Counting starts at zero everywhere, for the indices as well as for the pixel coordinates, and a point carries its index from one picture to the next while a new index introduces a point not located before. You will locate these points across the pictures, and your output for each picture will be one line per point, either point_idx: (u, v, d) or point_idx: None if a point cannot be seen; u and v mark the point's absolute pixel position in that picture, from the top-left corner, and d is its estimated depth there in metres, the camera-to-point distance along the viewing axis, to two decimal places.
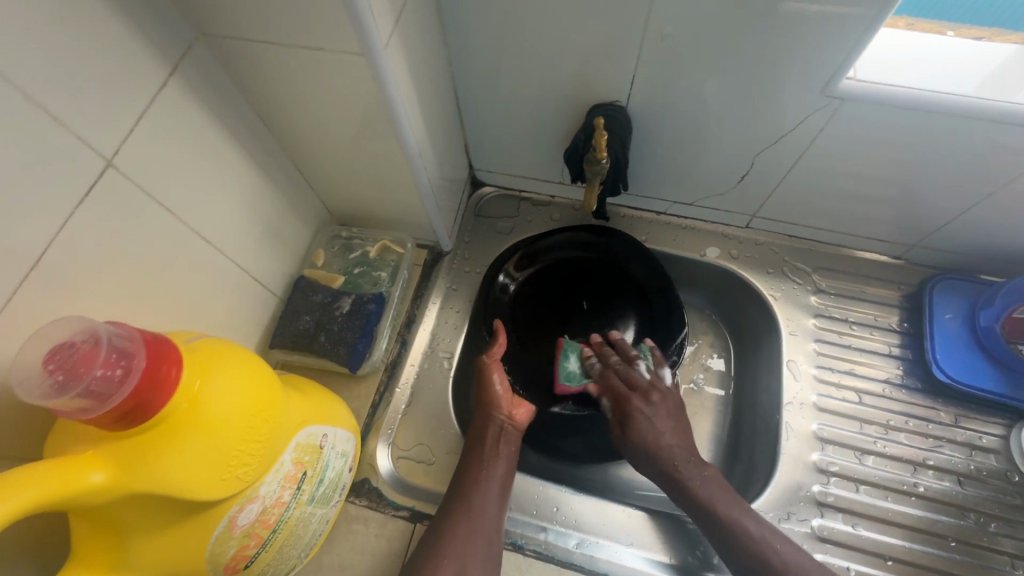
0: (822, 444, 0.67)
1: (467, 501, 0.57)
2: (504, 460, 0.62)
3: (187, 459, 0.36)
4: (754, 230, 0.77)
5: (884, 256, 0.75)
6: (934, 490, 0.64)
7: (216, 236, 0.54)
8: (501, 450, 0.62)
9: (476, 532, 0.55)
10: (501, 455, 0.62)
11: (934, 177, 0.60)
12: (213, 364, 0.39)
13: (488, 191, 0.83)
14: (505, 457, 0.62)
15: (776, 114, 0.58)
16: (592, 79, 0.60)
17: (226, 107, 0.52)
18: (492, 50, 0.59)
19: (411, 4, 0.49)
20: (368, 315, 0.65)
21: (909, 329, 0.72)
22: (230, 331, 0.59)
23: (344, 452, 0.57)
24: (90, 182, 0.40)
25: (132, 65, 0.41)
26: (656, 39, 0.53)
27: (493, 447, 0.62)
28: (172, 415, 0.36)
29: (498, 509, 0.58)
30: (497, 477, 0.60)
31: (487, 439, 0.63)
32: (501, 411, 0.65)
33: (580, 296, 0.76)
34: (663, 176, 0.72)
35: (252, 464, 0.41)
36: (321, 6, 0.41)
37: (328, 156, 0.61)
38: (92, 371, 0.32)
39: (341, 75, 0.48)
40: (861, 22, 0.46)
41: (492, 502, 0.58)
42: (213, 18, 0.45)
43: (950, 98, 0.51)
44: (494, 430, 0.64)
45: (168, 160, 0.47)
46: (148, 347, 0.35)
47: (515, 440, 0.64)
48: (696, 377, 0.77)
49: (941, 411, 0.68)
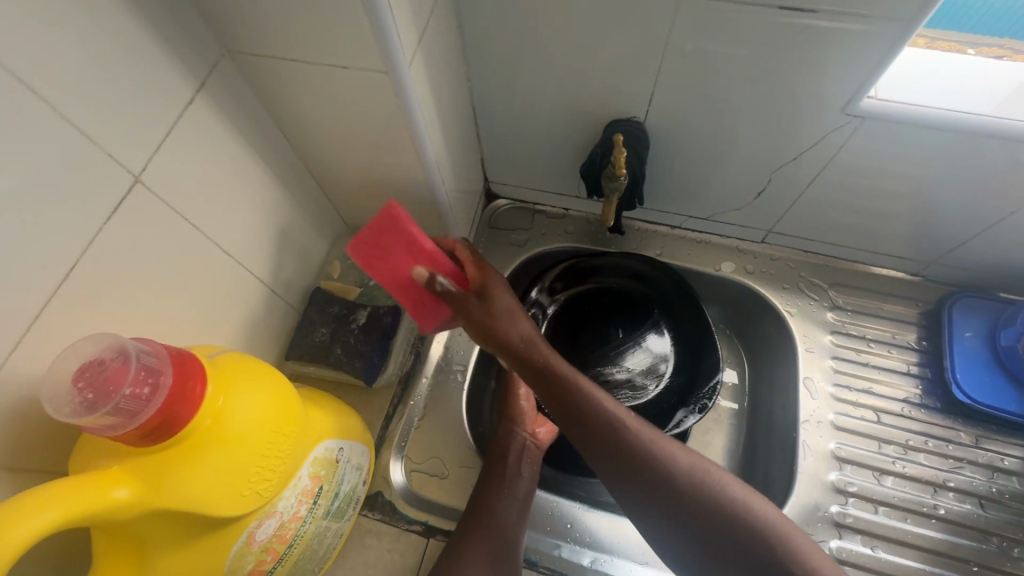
0: (840, 464, 0.66)
1: (487, 516, 0.58)
2: (526, 478, 0.63)
3: (209, 475, 0.36)
4: (770, 244, 0.76)
5: (901, 272, 0.74)
6: (954, 513, 0.63)
7: (236, 249, 0.55)
8: (523, 468, 0.64)
9: (495, 548, 0.56)
10: (524, 473, 0.63)
11: (955, 195, 0.60)
12: (237, 379, 0.39)
13: (502, 203, 0.83)
14: (527, 475, 0.63)
15: (795, 131, 0.58)
16: (611, 95, 0.60)
17: (249, 121, 0.52)
18: (511, 66, 0.60)
19: (434, 21, 0.49)
20: (384, 328, 0.65)
21: (927, 347, 0.71)
22: (248, 343, 0.59)
23: (359, 465, 0.57)
24: (119, 198, 0.41)
25: (162, 82, 0.42)
26: (676, 56, 0.53)
27: (515, 465, 0.64)
28: (196, 431, 0.36)
29: (518, 527, 0.59)
30: (518, 494, 0.61)
31: (511, 456, 0.64)
32: (525, 428, 0.67)
33: (615, 324, 0.76)
34: (679, 190, 0.72)
35: (272, 480, 0.41)
36: (348, 24, 0.42)
37: (347, 169, 0.61)
38: (121, 390, 0.32)
39: (364, 91, 0.48)
40: (885, 41, 0.46)
41: (512, 519, 0.59)
42: (241, 35, 0.45)
43: (972, 117, 0.51)
44: (517, 448, 0.65)
45: (193, 175, 0.47)
46: (174, 364, 0.35)
47: (535, 460, 0.66)
48: None
49: (961, 431, 0.67)
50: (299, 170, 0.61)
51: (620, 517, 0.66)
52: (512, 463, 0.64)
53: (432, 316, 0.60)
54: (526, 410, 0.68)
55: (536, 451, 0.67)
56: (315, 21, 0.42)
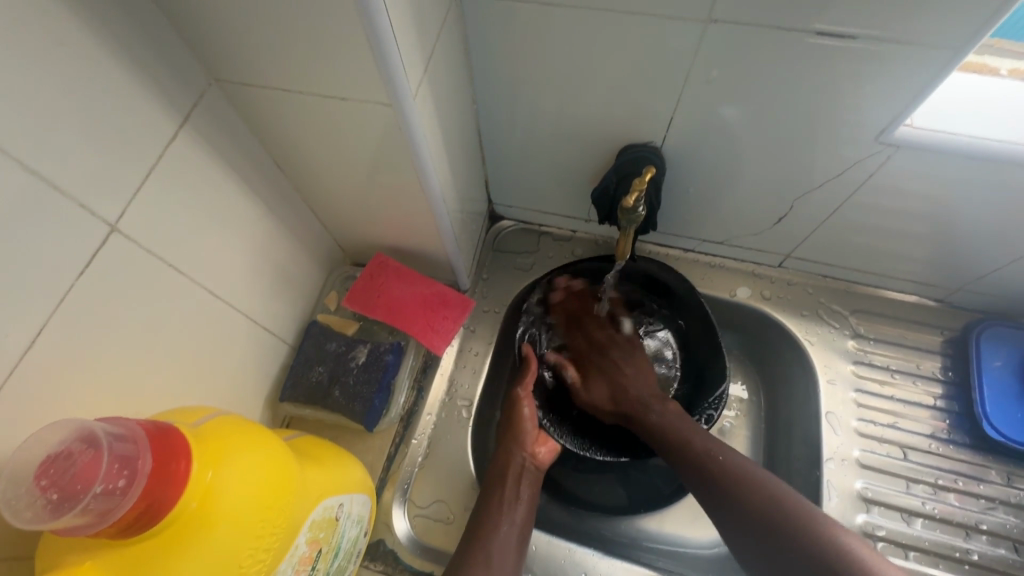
0: (867, 506, 0.63)
1: (483, 548, 0.53)
2: (525, 503, 0.58)
3: (196, 563, 0.33)
4: (788, 269, 0.73)
5: (924, 299, 0.71)
6: (988, 558, 0.61)
7: (227, 290, 0.51)
8: (521, 491, 0.59)
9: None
10: (522, 499, 0.58)
11: (988, 224, 0.57)
12: (227, 449, 0.35)
13: (507, 225, 0.79)
14: (525, 501, 0.59)
15: (822, 159, 0.54)
16: (626, 120, 0.56)
17: (239, 153, 0.48)
18: (520, 87, 0.56)
19: (440, 45, 0.45)
20: (385, 366, 0.61)
21: (954, 378, 0.68)
22: (242, 388, 0.55)
23: (360, 517, 0.53)
24: (95, 250, 0.37)
25: (140, 119, 0.38)
26: (699, 82, 0.50)
27: (514, 488, 0.59)
28: (181, 515, 0.32)
29: (515, 560, 0.54)
30: (516, 519, 0.56)
31: (509, 479, 0.59)
32: (522, 446, 0.62)
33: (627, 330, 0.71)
34: (694, 216, 0.68)
35: (267, 559, 0.37)
36: (348, 55, 0.38)
37: (346, 199, 0.57)
38: (91, 489, 0.29)
39: (364, 123, 0.45)
40: (927, 68, 0.43)
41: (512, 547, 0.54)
42: (229, 63, 0.41)
43: (1014, 147, 0.48)
44: (517, 467, 0.60)
45: (177, 216, 0.43)
46: (154, 447, 0.31)
47: (535, 483, 0.61)
48: (727, 424, 0.74)
49: (991, 469, 0.64)
50: (294, 200, 0.57)
51: (636, 561, 0.63)
52: (510, 483, 0.59)
53: (441, 335, 0.66)
54: (526, 428, 0.63)
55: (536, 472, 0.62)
56: (312, 49, 0.38)
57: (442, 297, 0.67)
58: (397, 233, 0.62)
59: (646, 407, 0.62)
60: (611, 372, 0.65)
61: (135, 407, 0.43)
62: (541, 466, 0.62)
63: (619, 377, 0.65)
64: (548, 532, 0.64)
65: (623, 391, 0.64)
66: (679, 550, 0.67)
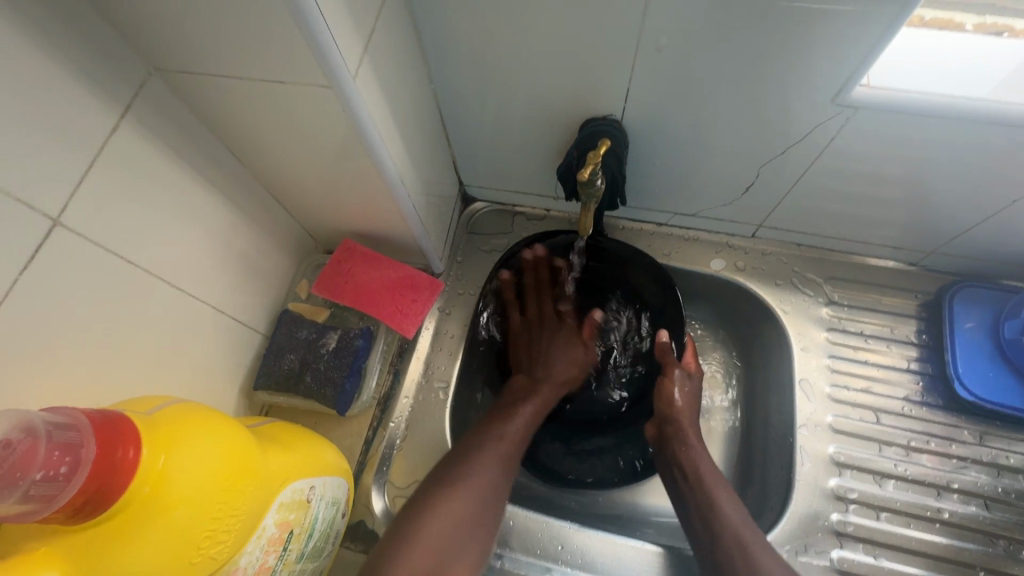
0: (840, 470, 0.64)
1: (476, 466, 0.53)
2: (519, 424, 0.59)
3: (153, 544, 0.34)
4: (761, 239, 0.73)
5: (897, 263, 0.71)
6: (958, 516, 0.62)
7: (189, 281, 0.51)
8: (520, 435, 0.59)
9: (462, 512, 0.50)
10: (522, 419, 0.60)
11: (954, 183, 0.56)
12: (182, 434, 0.36)
13: (480, 206, 0.79)
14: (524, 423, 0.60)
15: (784, 123, 0.54)
16: (583, 93, 0.56)
17: (187, 142, 0.48)
18: (475, 65, 0.55)
19: (382, 25, 0.45)
20: (355, 351, 0.62)
21: (927, 341, 0.69)
22: (213, 379, 0.56)
23: (337, 499, 0.54)
24: (38, 243, 0.37)
25: (77, 111, 0.38)
26: (651, 51, 0.49)
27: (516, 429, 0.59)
28: (134, 500, 0.33)
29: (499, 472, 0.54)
30: (499, 452, 0.56)
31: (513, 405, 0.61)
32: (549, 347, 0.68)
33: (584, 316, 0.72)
34: (663, 189, 0.68)
35: (227, 540, 0.38)
36: (278, 38, 0.37)
37: (305, 186, 0.57)
38: (30, 475, 0.30)
39: (308, 108, 0.44)
40: (878, 23, 0.42)
41: (487, 483, 0.53)
42: (167, 50, 0.41)
43: (971, 103, 0.47)
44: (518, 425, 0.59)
45: (124, 209, 0.43)
46: (98, 434, 0.32)
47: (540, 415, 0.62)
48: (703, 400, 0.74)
49: (964, 429, 0.65)
50: (255, 190, 0.57)
51: (615, 533, 0.64)
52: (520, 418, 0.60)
53: (411, 318, 0.66)
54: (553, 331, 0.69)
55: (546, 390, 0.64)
56: (243, 33, 0.38)
57: (411, 280, 0.67)
58: (362, 219, 0.61)
59: (684, 451, 0.59)
60: (673, 424, 0.62)
61: (99, 397, 0.43)
62: (568, 383, 0.66)
63: (680, 426, 0.61)
64: (526, 507, 0.65)
65: (666, 419, 0.62)
66: (658, 520, 0.68)
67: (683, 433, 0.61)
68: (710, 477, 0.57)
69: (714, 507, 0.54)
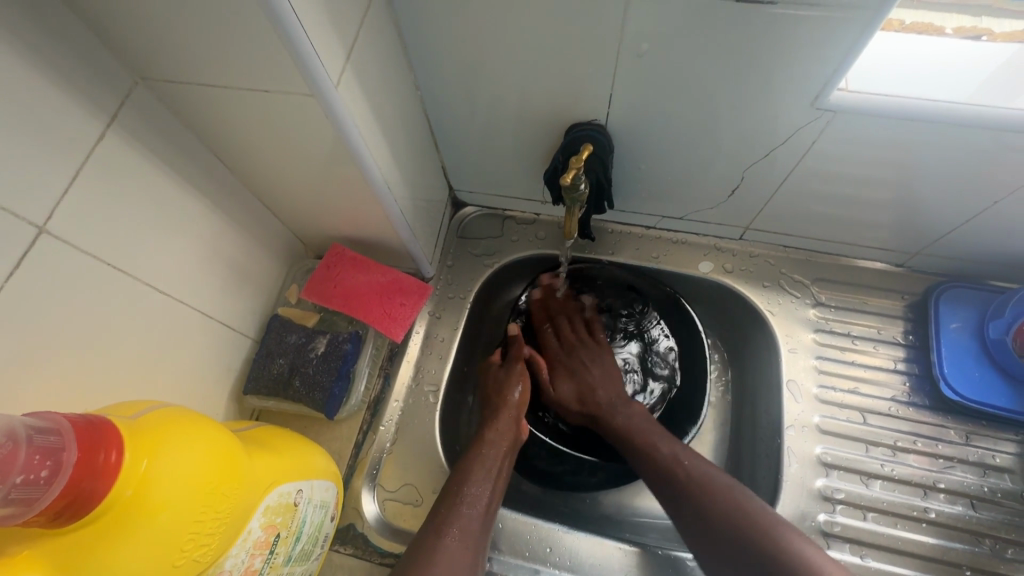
0: (827, 470, 0.64)
1: (470, 485, 0.56)
2: (495, 452, 0.60)
3: (136, 547, 0.34)
4: (749, 241, 0.73)
5: (884, 264, 0.71)
6: (945, 515, 0.62)
7: (178, 287, 0.52)
8: (503, 454, 0.60)
9: (461, 547, 0.52)
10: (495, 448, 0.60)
11: (936, 184, 0.57)
12: (166, 439, 0.36)
13: (470, 211, 0.79)
14: (502, 451, 0.61)
15: (767, 126, 0.54)
16: (567, 99, 0.56)
17: (175, 150, 0.49)
18: (460, 71, 0.56)
19: (365, 33, 0.46)
20: (344, 356, 0.62)
21: (914, 342, 0.69)
22: (202, 383, 0.56)
23: (325, 503, 0.54)
24: (23, 250, 0.38)
25: (64, 121, 0.39)
26: (632, 57, 0.50)
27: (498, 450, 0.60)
28: (117, 503, 0.34)
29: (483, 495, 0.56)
30: (482, 486, 0.57)
31: (489, 433, 0.62)
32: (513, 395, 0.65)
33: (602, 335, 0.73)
34: (650, 192, 0.68)
35: (212, 543, 0.38)
36: (260, 48, 0.38)
37: (293, 192, 0.57)
38: (11, 478, 0.30)
39: (293, 116, 0.45)
40: (855, 27, 0.43)
41: (478, 515, 0.55)
42: (153, 60, 0.42)
43: (949, 107, 0.48)
44: (500, 443, 0.61)
45: (112, 216, 0.44)
46: (80, 438, 0.33)
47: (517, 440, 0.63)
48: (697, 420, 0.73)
49: (951, 429, 0.65)
50: (244, 196, 0.58)
51: (603, 535, 0.65)
52: (492, 445, 0.60)
53: (400, 322, 0.67)
54: (513, 379, 0.66)
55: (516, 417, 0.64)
56: (226, 41, 0.38)
57: (399, 284, 0.68)
58: (351, 224, 0.62)
59: (612, 409, 0.65)
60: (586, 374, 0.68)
61: (87, 401, 0.44)
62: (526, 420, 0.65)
63: (591, 406, 0.66)
64: (515, 510, 0.65)
65: (585, 398, 0.67)
66: (648, 522, 0.68)
67: (590, 383, 0.67)
68: (651, 431, 0.61)
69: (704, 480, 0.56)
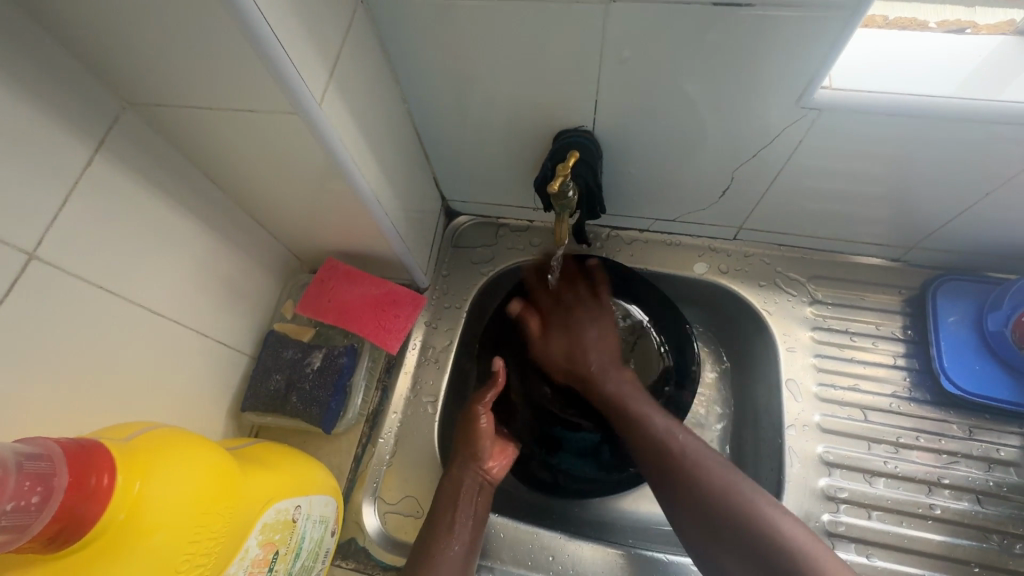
0: (829, 469, 0.64)
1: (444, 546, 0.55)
2: (472, 520, 0.58)
3: (130, 569, 0.34)
4: (743, 241, 0.73)
5: (881, 259, 0.71)
6: (951, 511, 0.61)
7: (171, 308, 0.52)
8: (472, 509, 0.59)
9: None
10: (472, 517, 0.58)
11: (927, 178, 0.56)
12: (158, 460, 0.37)
13: (464, 220, 0.79)
14: (476, 516, 0.59)
15: (755, 126, 0.54)
16: (553, 106, 0.56)
17: (164, 172, 0.49)
18: (446, 83, 0.56)
19: (348, 50, 0.46)
20: (340, 369, 0.63)
21: (914, 337, 0.69)
22: (199, 402, 0.56)
23: (325, 517, 0.54)
24: (13, 278, 0.38)
25: (52, 149, 0.39)
26: (614, 63, 0.50)
27: (465, 511, 0.58)
28: (110, 526, 0.34)
29: (459, 556, 0.55)
30: (460, 547, 0.56)
31: (462, 494, 0.59)
32: (479, 462, 0.61)
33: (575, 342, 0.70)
34: (642, 196, 0.68)
35: (207, 563, 0.38)
36: (242, 68, 0.39)
37: (284, 209, 0.58)
38: (1, 505, 0.30)
39: (279, 134, 0.45)
40: (835, 25, 0.43)
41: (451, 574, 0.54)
42: (140, 84, 0.42)
43: (934, 100, 0.48)
44: (467, 502, 0.59)
45: (102, 240, 0.44)
46: (70, 463, 0.33)
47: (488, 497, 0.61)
48: None
49: (953, 424, 0.65)
50: (236, 213, 0.58)
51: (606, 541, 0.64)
52: (462, 505, 0.58)
53: (395, 333, 0.67)
54: (484, 441, 0.62)
55: (489, 485, 0.62)
56: (207, 62, 0.39)
57: (394, 295, 0.68)
58: (343, 238, 0.62)
59: (603, 373, 0.65)
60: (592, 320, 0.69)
61: (83, 424, 0.44)
62: (492, 477, 0.62)
63: (594, 375, 0.66)
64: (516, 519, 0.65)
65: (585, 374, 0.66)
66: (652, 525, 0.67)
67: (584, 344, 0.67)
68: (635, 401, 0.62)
69: (698, 466, 0.55)
